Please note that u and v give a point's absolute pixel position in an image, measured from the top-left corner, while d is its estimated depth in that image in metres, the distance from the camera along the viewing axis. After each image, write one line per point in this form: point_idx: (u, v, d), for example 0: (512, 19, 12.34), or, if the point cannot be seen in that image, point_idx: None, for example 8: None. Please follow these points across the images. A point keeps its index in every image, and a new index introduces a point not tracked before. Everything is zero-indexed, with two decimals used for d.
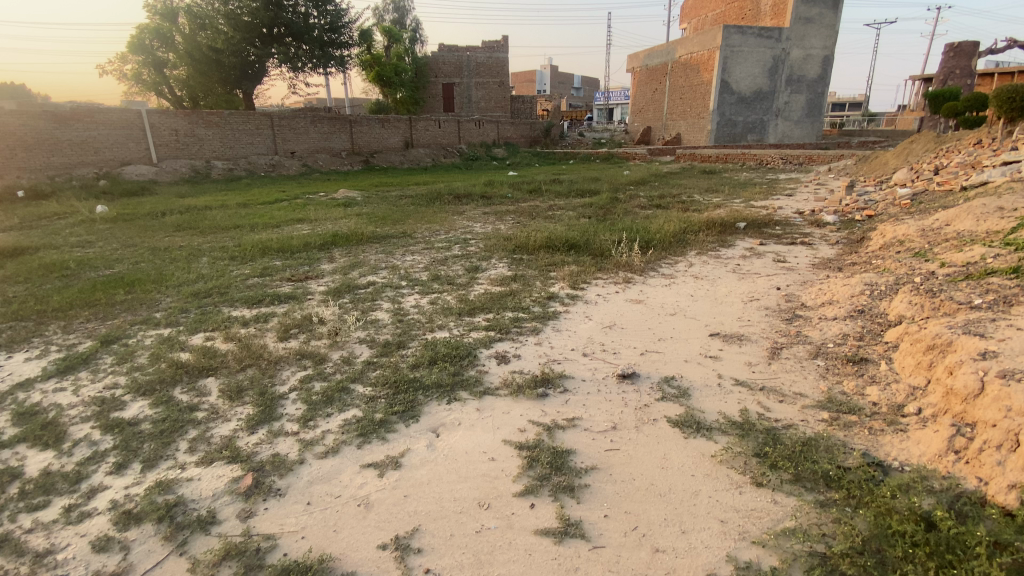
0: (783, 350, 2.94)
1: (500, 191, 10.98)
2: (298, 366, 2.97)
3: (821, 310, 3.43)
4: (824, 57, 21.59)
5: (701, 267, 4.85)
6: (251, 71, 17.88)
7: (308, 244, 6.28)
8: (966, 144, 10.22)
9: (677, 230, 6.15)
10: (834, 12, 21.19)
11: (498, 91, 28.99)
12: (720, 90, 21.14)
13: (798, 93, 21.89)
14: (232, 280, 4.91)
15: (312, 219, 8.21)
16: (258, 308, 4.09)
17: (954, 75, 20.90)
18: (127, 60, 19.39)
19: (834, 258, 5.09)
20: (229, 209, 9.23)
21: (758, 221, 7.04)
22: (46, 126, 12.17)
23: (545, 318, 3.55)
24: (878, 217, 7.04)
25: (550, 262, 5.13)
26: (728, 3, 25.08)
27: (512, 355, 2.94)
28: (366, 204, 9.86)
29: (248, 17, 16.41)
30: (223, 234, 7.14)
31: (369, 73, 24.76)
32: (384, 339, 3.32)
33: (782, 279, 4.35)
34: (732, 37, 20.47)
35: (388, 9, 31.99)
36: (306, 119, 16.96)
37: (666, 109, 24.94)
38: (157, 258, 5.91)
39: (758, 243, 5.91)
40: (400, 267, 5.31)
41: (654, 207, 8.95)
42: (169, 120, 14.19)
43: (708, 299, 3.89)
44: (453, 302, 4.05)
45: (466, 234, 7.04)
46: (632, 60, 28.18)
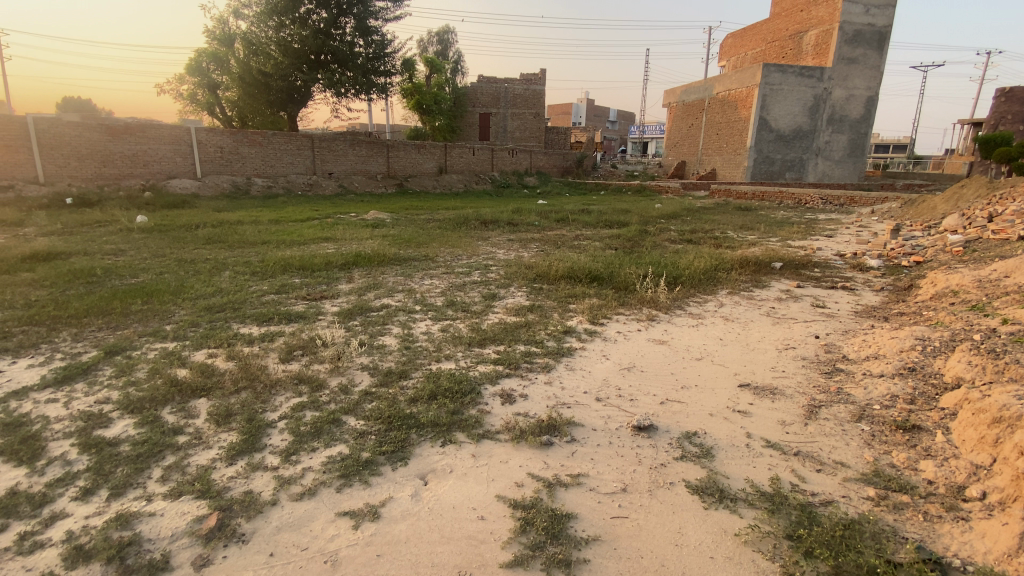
0: (821, 409, 2.64)
1: (528, 219, 10.90)
2: (294, 391, 2.82)
3: (864, 364, 3.10)
4: (868, 98, 21.10)
5: (732, 308, 4.56)
6: (297, 95, 18.60)
7: (330, 262, 6.26)
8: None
9: (707, 267, 5.87)
10: (880, 53, 20.77)
11: (533, 122, 29.45)
12: (758, 127, 20.84)
13: (840, 133, 21.37)
14: (248, 295, 4.88)
15: (338, 238, 8.27)
16: (267, 326, 4.01)
17: (1005, 120, 20.05)
18: (184, 81, 20.55)
19: (879, 305, 4.72)
20: (260, 225, 9.43)
21: (795, 261, 6.69)
22: (100, 138, 12.86)
23: (559, 354, 3.33)
24: (926, 263, 6.60)
25: (570, 293, 4.94)
26: (769, 42, 24.94)
27: (518, 394, 2.73)
28: (393, 225, 9.92)
29: (298, 44, 17.17)
30: (249, 248, 7.23)
31: (409, 101, 25.58)
32: (387, 366, 3.17)
33: (821, 327, 4.01)
34: (771, 75, 20.28)
35: (431, 41, 33.19)
36: (345, 141, 17.47)
37: (702, 144, 24.73)
38: (181, 269, 5.99)
39: (794, 285, 5.58)
40: (416, 291, 5.20)
41: (684, 241, 8.70)
42: (216, 138, 14.79)
43: (737, 344, 3.60)
44: (465, 331, 3.89)
45: (488, 259, 6.93)
46: (668, 95, 28.20)
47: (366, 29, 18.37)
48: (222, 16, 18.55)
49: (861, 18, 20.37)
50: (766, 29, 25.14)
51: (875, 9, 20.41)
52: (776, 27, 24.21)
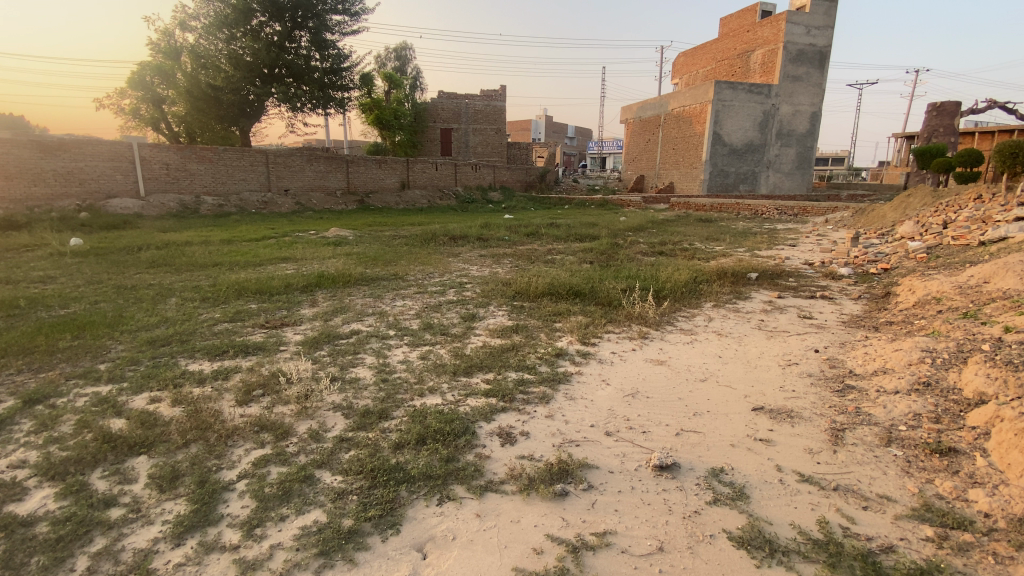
0: (846, 433, 2.44)
1: (497, 233, 10.65)
2: (254, 442, 2.41)
3: (875, 380, 2.95)
4: (813, 113, 22.12)
5: (722, 322, 4.40)
6: (249, 109, 17.83)
7: (290, 285, 5.78)
8: (967, 199, 10.13)
9: (688, 279, 5.73)
10: (822, 71, 21.86)
11: (494, 137, 29.48)
12: (712, 141, 21.47)
13: (789, 146, 22.31)
14: (198, 325, 4.36)
15: (298, 258, 7.75)
16: (220, 360, 3.53)
17: (938, 133, 21.46)
18: (126, 95, 19.40)
19: (863, 314, 4.69)
20: (211, 245, 8.80)
21: (770, 271, 6.68)
22: (31, 156, 11.84)
23: (555, 381, 3.02)
24: (894, 270, 6.72)
25: (554, 311, 4.67)
26: (719, 60, 25.92)
27: (519, 432, 2.41)
28: (357, 243, 9.46)
29: (250, 57, 16.50)
30: (199, 272, 6.63)
31: (368, 116, 25.08)
32: (363, 405, 2.78)
33: (817, 339, 3.88)
34: (723, 92, 20.97)
35: (389, 58, 32.90)
36: (301, 157, 16.81)
37: (660, 158, 25.28)
38: (121, 297, 5.38)
39: (775, 295, 5.51)
40: (388, 313, 4.82)
41: (656, 254, 8.64)
42: (161, 154, 13.89)
43: (738, 362, 3.40)
44: (448, 359, 3.53)
45: (461, 277, 6.60)
46: (625, 111, 28.81)
47: (322, 43, 17.86)
48: (167, 28, 17.68)
49: (803, 38, 21.42)
50: (716, 48, 26.15)
51: (816, 30, 21.52)
52: (725, 46, 25.22)
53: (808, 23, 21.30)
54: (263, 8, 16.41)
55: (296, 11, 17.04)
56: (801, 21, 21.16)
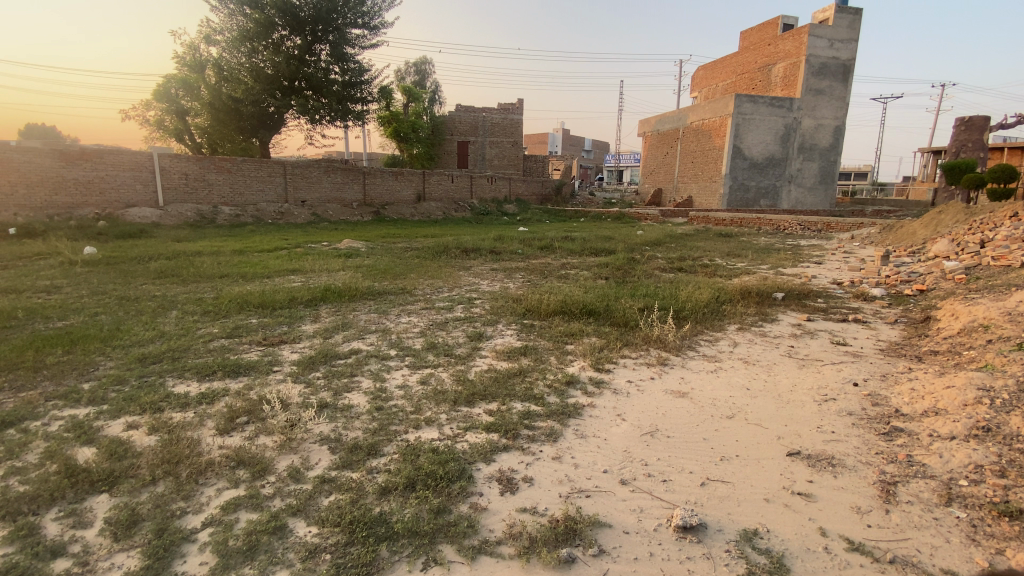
0: (898, 488, 2.12)
1: (511, 247, 10.41)
2: (228, 480, 2.19)
3: (926, 422, 2.61)
4: (836, 127, 21.61)
5: (748, 348, 4.06)
6: (269, 121, 18.02)
7: (294, 298, 5.60)
8: (1003, 215, 9.64)
9: (709, 299, 5.40)
10: (846, 84, 21.37)
11: (511, 150, 29.46)
12: (732, 155, 21.07)
13: (811, 160, 21.79)
14: (194, 341, 4.19)
15: (307, 270, 7.61)
16: (209, 382, 3.32)
17: (966, 147, 20.82)
18: (151, 107, 19.79)
19: (902, 342, 4.32)
20: (221, 256, 8.73)
21: (796, 291, 6.31)
22: (53, 165, 12.00)
23: (564, 416, 2.73)
24: (930, 292, 6.31)
25: (566, 331, 4.39)
26: (739, 74, 25.59)
27: (521, 478, 2.13)
28: (368, 255, 9.30)
29: (270, 70, 16.72)
30: (205, 283, 6.51)
31: (386, 129, 25.29)
32: (353, 438, 2.54)
33: (854, 370, 3.53)
34: (743, 105, 20.61)
35: (408, 72, 33.28)
36: (318, 169, 16.87)
37: (678, 171, 24.93)
38: (122, 308, 5.26)
39: (804, 318, 5.14)
40: (392, 331, 4.58)
41: (674, 270, 8.33)
42: (180, 164, 14.02)
43: (769, 396, 3.08)
44: (450, 385, 3.26)
45: (471, 292, 6.37)
46: (643, 124, 28.58)
47: (341, 56, 18.00)
48: (192, 42, 18.04)
49: (826, 51, 21.00)
50: (736, 62, 25.82)
51: (839, 44, 21.09)
52: (746, 60, 24.89)
53: (831, 36, 20.89)
54: (284, 22, 16.63)
55: (316, 25, 17.23)
56: (824, 34, 20.78)
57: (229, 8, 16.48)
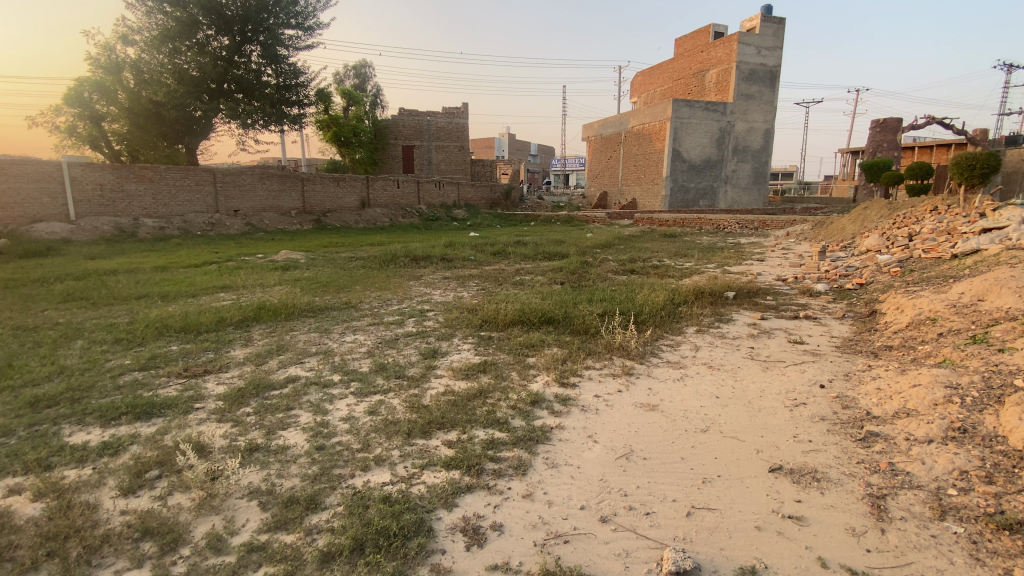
0: (888, 503, 2.02)
1: (462, 253, 10.08)
2: (132, 560, 1.79)
3: (900, 425, 2.57)
4: (767, 130, 22.71)
5: (710, 351, 3.91)
6: (196, 126, 16.80)
7: (223, 320, 5.05)
8: (923, 210, 10.33)
9: (666, 302, 5.30)
10: (773, 89, 22.52)
11: (457, 155, 29.09)
12: (672, 157, 21.70)
13: (745, 162, 22.79)
14: (100, 377, 3.61)
15: (240, 286, 6.99)
16: (115, 428, 2.82)
17: (882, 147, 22.50)
18: (59, 112, 17.96)
19: (855, 338, 4.37)
20: (142, 273, 7.89)
21: (746, 289, 6.33)
22: None
23: (532, 443, 2.47)
24: (869, 285, 6.56)
25: (525, 342, 4.14)
26: (676, 79, 26.48)
27: (489, 526, 1.87)
28: (309, 267, 8.71)
29: (196, 71, 15.58)
30: (120, 306, 5.80)
31: (326, 133, 24.31)
32: (289, 489, 2.20)
33: (818, 371, 3.48)
34: (681, 109, 21.28)
35: (348, 75, 32.26)
36: (252, 176, 15.84)
37: (622, 174, 25.44)
38: (16, 339, 4.53)
39: (758, 317, 5.11)
40: (335, 353, 4.17)
41: (627, 272, 8.31)
42: (94, 174, 12.73)
43: (741, 404, 2.94)
44: (402, 413, 2.92)
45: (422, 303, 6.03)
46: (587, 128, 29.03)
47: (273, 57, 17.06)
48: (105, 42, 16.55)
49: (754, 58, 22.05)
50: (672, 68, 26.72)
51: (766, 51, 22.22)
52: (681, 66, 25.79)
53: (758, 44, 21.99)
54: (209, 20, 15.57)
55: (246, 25, 16.30)
56: (751, 42, 21.84)
57: (146, 5, 15.22)
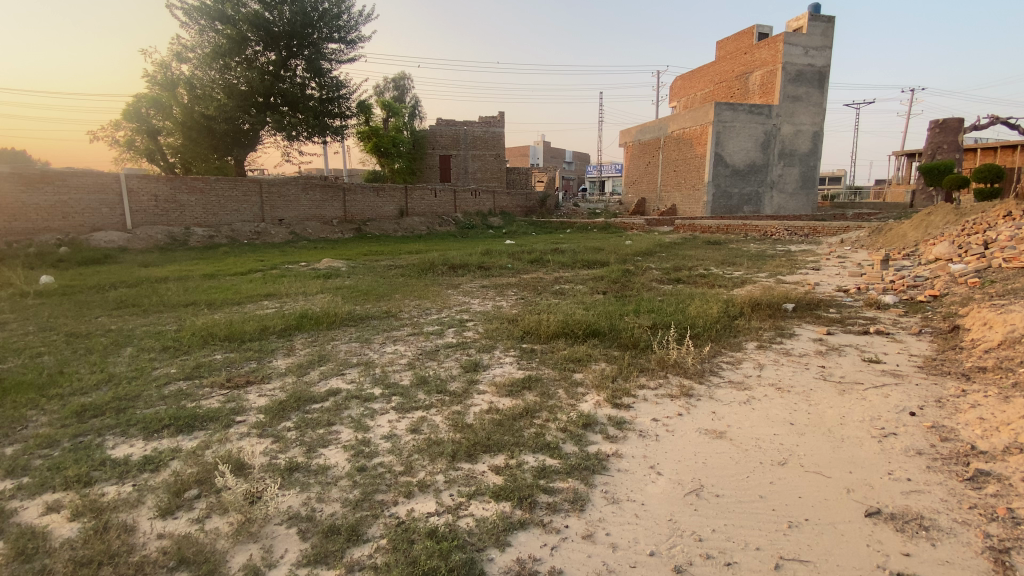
0: (1016, 560, 1.72)
1: (499, 261, 9.94)
2: None
3: (1015, 464, 2.22)
4: (815, 133, 21.72)
5: (777, 369, 3.58)
6: (245, 139, 17.43)
7: (266, 329, 5.06)
8: (997, 215, 9.51)
9: (721, 314, 4.96)
10: (822, 90, 21.53)
11: (494, 163, 29.16)
12: (714, 162, 21.03)
13: (792, 166, 21.84)
14: (146, 386, 3.61)
15: (283, 294, 7.05)
16: (157, 442, 2.77)
17: (942, 149, 21.16)
18: (120, 127, 18.97)
19: (938, 356, 3.94)
20: (190, 281, 8.08)
21: (807, 300, 5.89)
22: (12, 188, 11.21)
23: (587, 472, 2.25)
24: (944, 298, 6.00)
25: (572, 356, 3.92)
26: (717, 83, 25.75)
27: (548, 572, 1.68)
28: (350, 275, 8.76)
29: (244, 86, 16.15)
30: (169, 314, 5.93)
31: (366, 144, 24.86)
32: (329, 516, 2.07)
33: (903, 396, 3.11)
34: (723, 113, 20.64)
35: (387, 88, 32.98)
36: (296, 186, 16.26)
37: (661, 181, 24.85)
38: (71, 346, 4.63)
39: (824, 332, 4.70)
40: (375, 364, 4.07)
41: (672, 281, 7.96)
42: (150, 185, 13.31)
43: (820, 433, 2.63)
44: (446, 433, 2.75)
45: (461, 313, 5.89)
46: (625, 134, 28.56)
47: (317, 70, 17.51)
48: (163, 61, 17.42)
49: (802, 58, 21.15)
50: (714, 71, 26.00)
51: (814, 51, 21.29)
52: (723, 69, 25.06)
53: (806, 43, 21.08)
54: (258, 36, 16.13)
55: (292, 40, 16.80)
56: (799, 41, 20.97)
57: (199, 24, 15.92)
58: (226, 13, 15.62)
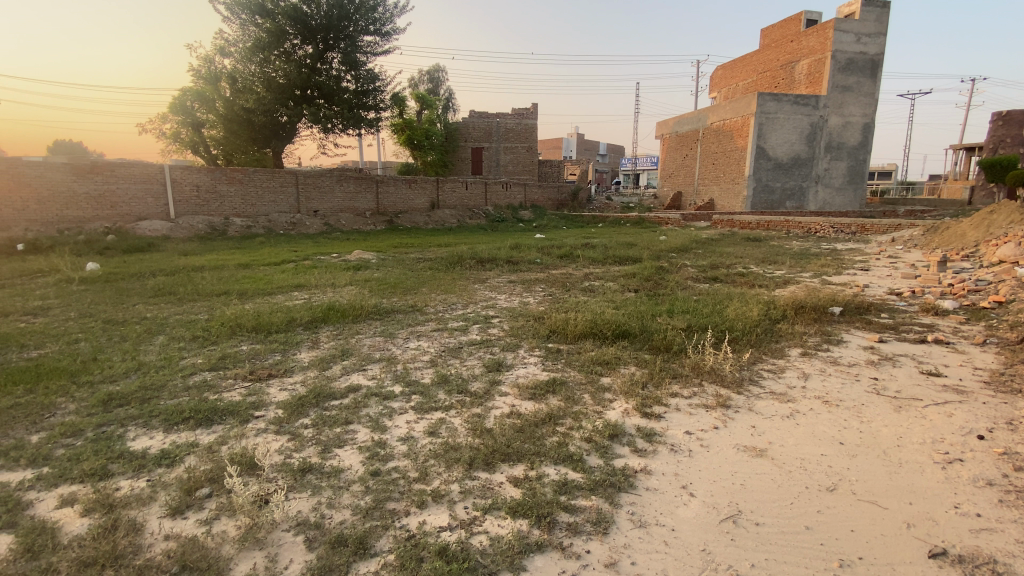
0: None
1: (528, 256, 9.77)
2: None
3: None
4: (866, 125, 20.57)
5: (824, 381, 3.30)
6: (283, 131, 17.78)
7: (293, 320, 5.07)
8: None
9: (761, 317, 4.67)
10: (875, 80, 20.35)
11: (526, 156, 28.84)
12: (756, 156, 20.20)
13: (839, 160, 20.77)
14: (173, 376, 3.64)
15: (313, 285, 7.10)
16: (176, 435, 2.75)
17: (1006, 143, 19.69)
18: (166, 120, 19.66)
19: (1007, 372, 3.57)
20: (225, 271, 8.25)
21: (856, 304, 5.49)
22: (64, 178, 11.72)
23: (612, 490, 2.09)
24: (1010, 305, 5.50)
25: (599, 358, 3.74)
26: (761, 72, 24.69)
27: None
28: (379, 267, 8.76)
29: (282, 79, 16.43)
30: (202, 303, 6.04)
31: (400, 137, 25.06)
32: (338, 524, 1.97)
33: (969, 416, 2.80)
34: (767, 104, 19.77)
35: (422, 80, 33.12)
36: (331, 178, 16.47)
37: (698, 174, 24.08)
38: (107, 332, 4.74)
39: (876, 339, 4.35)
40: (397, 360, 3.98)
41: (709, 280, 7.62)
42: (192, 176, 13.70)
43: (874, 456, 2.38)
44: (464, 438, 2.63)
45: (487, 308, 5.77)
46: (661, 126, 27.80)
47: (353, 63, 17.62)
48: (207, 55, 17.92)
49: (853, 46, 20.00)
50: (757, 60, 24.94)
51: (867, 38, 20.09)
52: (768, 58, 23.99)
53: (858, 30, 19.92)
54: (296, 29, 16.34)
55: (328, 33, 16.95)
56: (850, 28, 19.82)
57: (241, 18, 16.25)
58: (266, 7, 15.87)
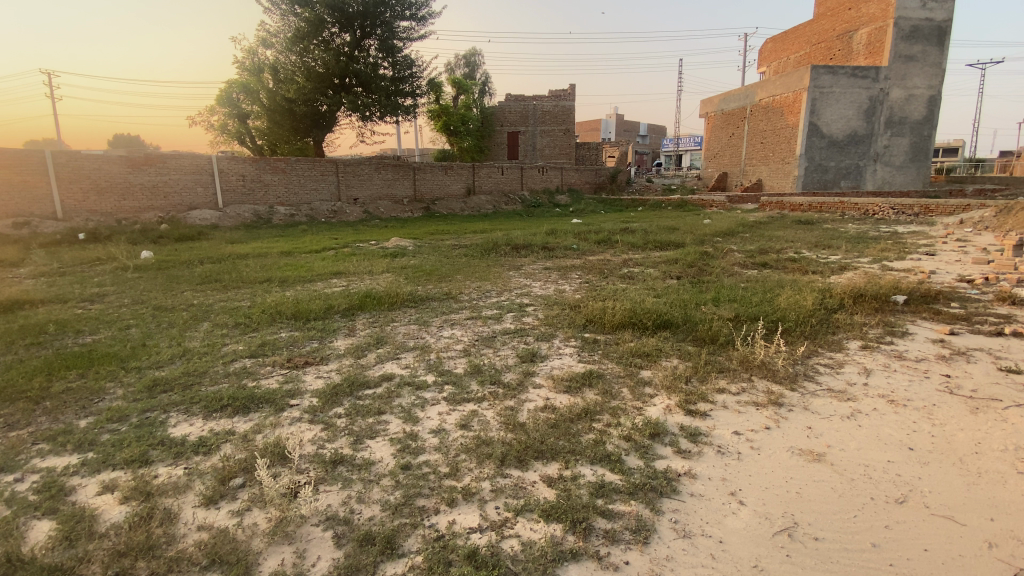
0: None
1: (565, 241, 9.57)
2: None
3: None
4: (931, 97, 19.00)
5: (889, 378, 3.01)
6: (323, 121, 18.08)
7: (331, 308, 5.12)
8: None
9: (816, 307, 4.34)
10: (943, 48, 18.72)
11: (562, 138, 27.93)
12: (808, 133, 19.07)
13: (901, 136, 19.30)
14: (214, 362, 3.71)
15: (351, 273, 7.16)
16: (215, 422, 2.78)
17: None
18: (214, 112, 20.34)
19: None
20: (268, 258, 8.46)
21: (922, 292, 5.04)
22: (120, 171, 12.29)
23: (653, 494, 1.95)
24: None
25: (639, 350, 3.56)
26: (815, 44, 23.15)
27: None
28: (415, 255, 8.77)
29: (321, 68, 16.62)
30: (245, 290, 6.20)
31: (436, 123, 25.12)
32: (367, 521, 1.92)
33: None
34: (821, 78, 18.57)
35: (458, 65, 32.94)
36: (370, 166, 16.63)
37: (745, 154, 22.99)
38: (155, 319, 4.91)
39: (946, 331, 3.96)
40: (431, 349, 3.93)
41: (756, 266, 7.23)
42: (237, 166, 14.12)
43: (950, 463, 2.14)
44: (496, 432, 2.53)
45: (522, 296, 5.66)
46: (706, 104, 26.64)
47: (389, 49, 17.60)
48: (250, 47, 18.32)
49: (918, 12, 18.41)
50: (811, 31, 23.42)
51: (934, 3, 18.45)
52: (823, 28, 22.46)
53: None
54: (334, 18, 16.43)
55: (365, 20, 16.98)
56: None
57: (281, 9, 16.48)
58: None
